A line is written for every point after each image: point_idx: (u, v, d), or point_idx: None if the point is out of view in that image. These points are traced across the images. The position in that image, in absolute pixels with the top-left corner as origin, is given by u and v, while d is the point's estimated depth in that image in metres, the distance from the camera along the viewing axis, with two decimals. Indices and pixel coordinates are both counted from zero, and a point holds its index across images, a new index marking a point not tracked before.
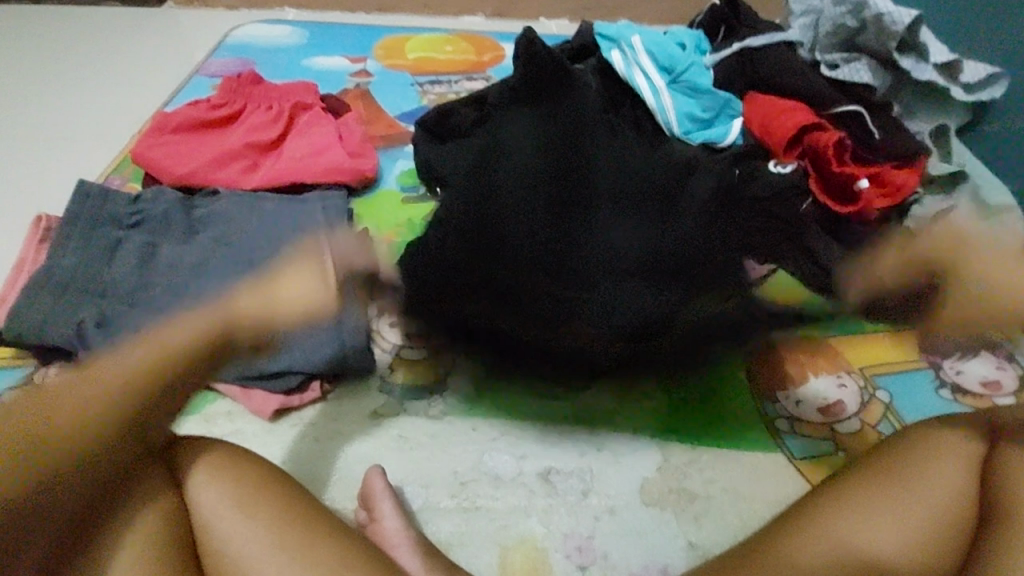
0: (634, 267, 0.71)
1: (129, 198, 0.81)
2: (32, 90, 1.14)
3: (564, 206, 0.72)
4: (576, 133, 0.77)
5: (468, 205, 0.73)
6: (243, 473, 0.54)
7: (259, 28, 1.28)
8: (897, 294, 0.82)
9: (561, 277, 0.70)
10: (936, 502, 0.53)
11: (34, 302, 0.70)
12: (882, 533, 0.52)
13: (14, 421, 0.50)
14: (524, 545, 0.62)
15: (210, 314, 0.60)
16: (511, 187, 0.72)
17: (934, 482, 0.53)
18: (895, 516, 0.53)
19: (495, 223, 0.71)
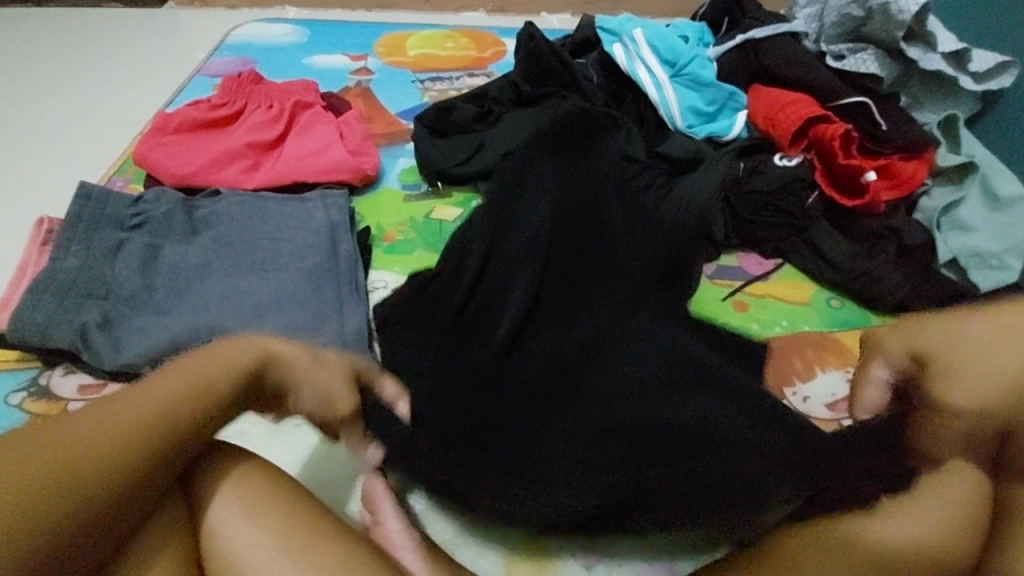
0: (621, 293, 0.76)
1: (131, 199, 0.81)
2: (35, 92, 1.14)
3: (566, 256, 0.78)
4: (569, 181, 0.84)
5: (476, 259, 0.77)
6: (253, 489, 0.51)
7: (259, 27, 1.28)
8: (905, 289, 0.80)
9: (573, 327, 0.73)
10: (948, 502, 0.52)
11: (37, 304, 0.70)
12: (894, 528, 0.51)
13: (24, 446, 0.43)
14: (529, 545, 0.61)
15: (247, 359, 0.53)
16: (508, 258, 0.77)
17: (947, 484, 0.53)
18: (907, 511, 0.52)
19: (497, 287, 0.75)
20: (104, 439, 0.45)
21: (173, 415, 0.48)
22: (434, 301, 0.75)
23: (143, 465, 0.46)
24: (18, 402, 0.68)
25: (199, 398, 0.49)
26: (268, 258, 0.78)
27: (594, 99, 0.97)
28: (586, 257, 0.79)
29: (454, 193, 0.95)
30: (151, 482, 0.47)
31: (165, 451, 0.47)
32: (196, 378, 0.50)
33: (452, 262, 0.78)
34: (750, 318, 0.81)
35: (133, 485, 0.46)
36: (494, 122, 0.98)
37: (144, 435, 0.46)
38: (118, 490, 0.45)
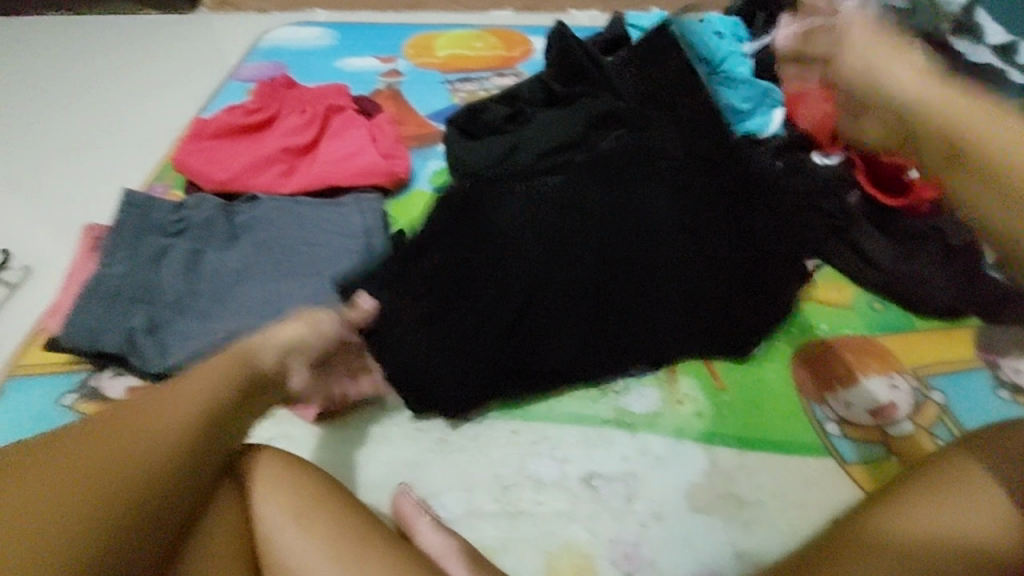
0: (664, 300, 0.76)
1: (173, 205, 0.83)
2: (76, 100, 1.17)
3: (613, 272, 0.76)
4: (609, 192, 0.82)
5: (517, 279, 0.74)
6: (303, 501, 0.53)
7: (290, 30, 1.29)
8: (950, 292, 0.78)
9: (613, 348, 0.74)
10: (982, 516, 0.52)
11: (87, 309, 0.72)
12: (935, 528, 0.52)
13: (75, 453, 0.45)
14: (569, 550, 0.62)
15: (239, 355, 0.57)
16: (547, 275, 0.75)
17: (986, 502, 0.53)
18: (947, 514, 0.53)
19: (538, 309, 0.73)
20: (123, 441, 0.46)
21: (189, 414, 0.49)
22: (466, 318, 0.72)
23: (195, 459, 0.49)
24: (72, 404, 0.71)
25: (205, 399, 0.51)
26: (305, 263, 0.79)
27: (627, 97, 0.96)
28: (636, 263, 0.77)
29: None
30: (173, 483, 0.46)
31: (185, 449, 0.48)
32: (202, 383, 0.52)
33: (489, 283, 0.74)
34: (788, 321, 0.80)
35: (158, 486, 0.46)
36: (524, 122, 0.97)
37: (158, 434, 0.47)
38: (176, 484, 0.47)
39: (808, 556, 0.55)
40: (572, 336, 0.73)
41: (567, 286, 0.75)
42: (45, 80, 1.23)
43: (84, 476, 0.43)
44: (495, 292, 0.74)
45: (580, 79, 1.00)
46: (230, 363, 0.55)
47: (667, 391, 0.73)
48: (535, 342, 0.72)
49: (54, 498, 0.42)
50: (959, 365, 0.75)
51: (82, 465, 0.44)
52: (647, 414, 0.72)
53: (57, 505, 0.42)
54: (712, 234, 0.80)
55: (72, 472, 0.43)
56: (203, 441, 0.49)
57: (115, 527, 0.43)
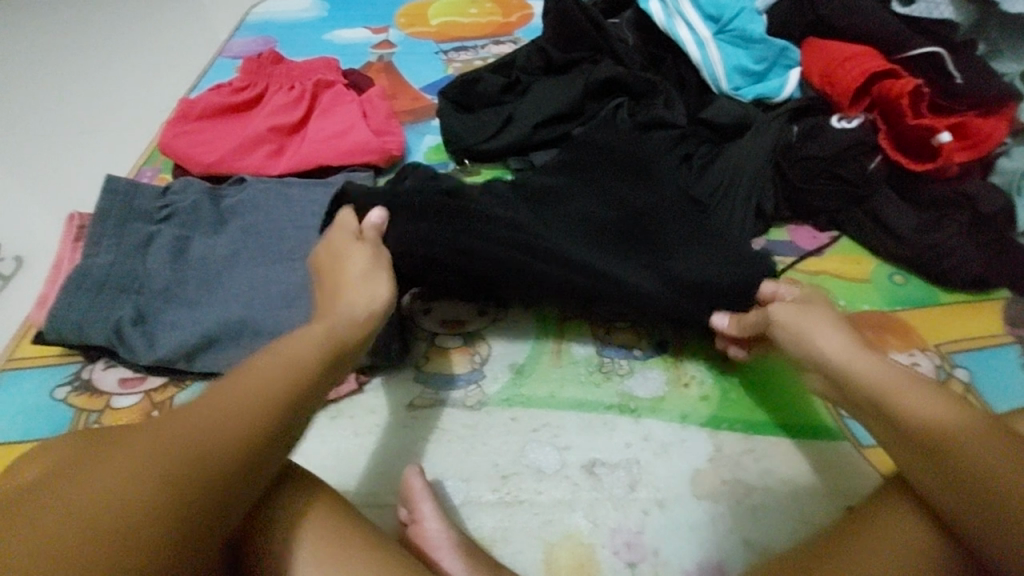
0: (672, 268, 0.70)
1: (159, 190, 0.80)
2: (61, 85, 1.14)
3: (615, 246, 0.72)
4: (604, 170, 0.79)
5: None
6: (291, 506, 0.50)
7: (279, 2, 1.24)
8: (978, 262, 0.74)
9: (617, 329, 0.69)
10: (901, 525, 0.50)
11: (73, 301, 0.70)
12: (892, 530, 0.50)
13: (154, 429, 0.43)
14: (569, 540, 0.60)
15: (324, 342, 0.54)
16: None
17: (911, 514, 0.51)
18: (886, 531, 0.50)
19: (542, 276, 0.69)
20: (184, 450, 0.42)
21: (246, 432, 0.45)
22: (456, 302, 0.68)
23: (261, 455, 0.45)
24: (64, 396, 0.70)
25: (284, 402, 0.48)
26: (293, 247, 0.76)
27: (629, 63, 0.92)
28: (641, 235, 0.72)
29: (483, 171, 0.91)
30: (236, 494, 0.43)
31: (218, 473, 0.42)
32: (259, 392, 0.47)
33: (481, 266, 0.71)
34: None
35: (222, 495, 0.42)
36: (522, 93, 0.92)
37: (227, 446, 0.44)
38: (239, 478, 0.43)
39: (799, 559, 0.52)
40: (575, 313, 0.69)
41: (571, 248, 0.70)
42: (29, 64, 1.19)
43: (141, 467, 0.40)
44: (498, 257, 0.68)
45: (580, 43, 0.94)
46: (314, 359, 0.52)
47: (672, 373, 0.71)
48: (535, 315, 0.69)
49: (75, 509, 0.37)
50: (983, 339, 0.72)
51: (127, 478, 0.39)
52: (651, 398, 0.69)
53: (67, 518, 0.37)
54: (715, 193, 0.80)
55: (90, 482, 0.39)
56: (255, 469, 0.45)
57: (174, 529, 0.39)
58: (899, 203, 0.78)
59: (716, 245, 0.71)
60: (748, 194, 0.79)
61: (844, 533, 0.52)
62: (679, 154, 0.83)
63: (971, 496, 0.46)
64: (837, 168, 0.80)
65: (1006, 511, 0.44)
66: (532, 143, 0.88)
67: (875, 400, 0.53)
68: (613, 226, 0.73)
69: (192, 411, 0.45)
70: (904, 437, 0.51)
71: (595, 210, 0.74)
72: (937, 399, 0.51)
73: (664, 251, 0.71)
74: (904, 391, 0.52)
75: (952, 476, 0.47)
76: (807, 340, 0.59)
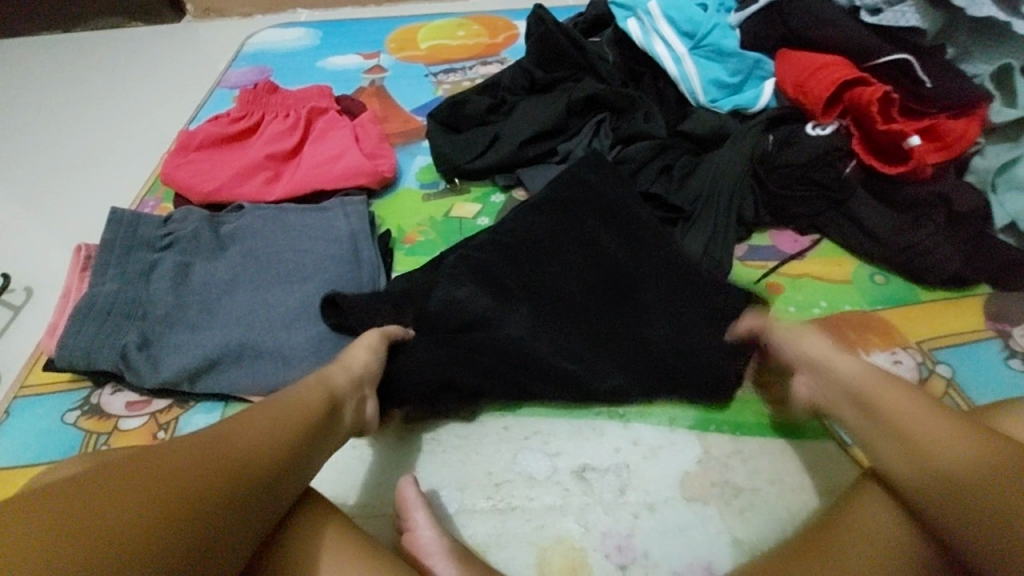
0: (653, 284, 0.75)
1: (161, 219, 0.83)
2: (66, 121, 1.18)
3: (599, 262, 0.77)
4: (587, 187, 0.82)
5: (506, 278, 0.74)
6: (299, 526, 0.54)
7: (275, 33, 1.29)
8: (956, 259, 0.75)
9: (607, 339, 0.71)
10: (882, 519, 0.52)
11: (80, 329, 0.73)
12: (871, 523, 0.52)
13: (179, 444, 0.49)
14: (561, 545, 0.61)
15: (323, 384, 0.60)
16: (537, 268, 0.76)
17: (886, 510, 0.53)
18: (865, 524, 0.52)
19: (533, 295, 0.73)
20: (204, 461, 0.48)
21: (255, 447, 0.51)
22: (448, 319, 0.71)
23: (269, 466, 0.51)
24: (73, 420, 0.73)
25: (289, 427, 0.54)
26: (292, 271, 0.80)
27: (609, 80, 0.95)
28: (627, 252, 0.77)
29: (473, 189, 0.94)
30: (245, 498, 0.48)
31: (233, 479, 0.48)
32: (268, 424, 0.53)
33: (468, 289, 0.73)
34: (785, 301, 0.78)
35: (234, 497, 0.48)
36: (508, 112, 0.95)
37: (241, 459, 0.50)
38: (249, 484, 0.49)
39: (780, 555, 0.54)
40: (563, 322, 0.72)
41: (556, 269, 0.76)
42: (37, 101, 1.24)
43: (168, 472, 0.46)
44: (489, 275, 0.74)
45: (562, 63, 0.97)
46: (314, 398, 0.58)
47: None
48: (523, 325, 0.71)
49: (111, 503, 0.43)
50: (964, 334, 0.73)
51: (157, 480, 0.45)
52: (640, 403, 0.71)
53: (106, 510, 0.42)
54: (695, 203, 0.82)
55: (126, 483, 0.44)
56: (264, 478, 0.50)
57: (192, 524, 0.44)
58: (876, 205, 0.80)
59: (690, 263, 0.77)
60: (729, 202, 0.82)
61: (827, 526, 0.54)
62: (660, 166, 0.86)
63: (941, 490, 0.48)
64: (813, 173, 0.82)
65: (984, 510, 0.45)
66: (518, 160, 0.90)
67: (873, 405, 0.55)
68: (598, 244, 0.78)
69: (212, 430, 0.51)
70: (903, 446, 0.51)
71: (583, 232, 0.79)
72: (942, 418, 0.52)
73: (647, 267, 0.76)
74: (915, 409, 0.53)
75: (943, 485, 0.48)
76: (810, 358, 0.62)
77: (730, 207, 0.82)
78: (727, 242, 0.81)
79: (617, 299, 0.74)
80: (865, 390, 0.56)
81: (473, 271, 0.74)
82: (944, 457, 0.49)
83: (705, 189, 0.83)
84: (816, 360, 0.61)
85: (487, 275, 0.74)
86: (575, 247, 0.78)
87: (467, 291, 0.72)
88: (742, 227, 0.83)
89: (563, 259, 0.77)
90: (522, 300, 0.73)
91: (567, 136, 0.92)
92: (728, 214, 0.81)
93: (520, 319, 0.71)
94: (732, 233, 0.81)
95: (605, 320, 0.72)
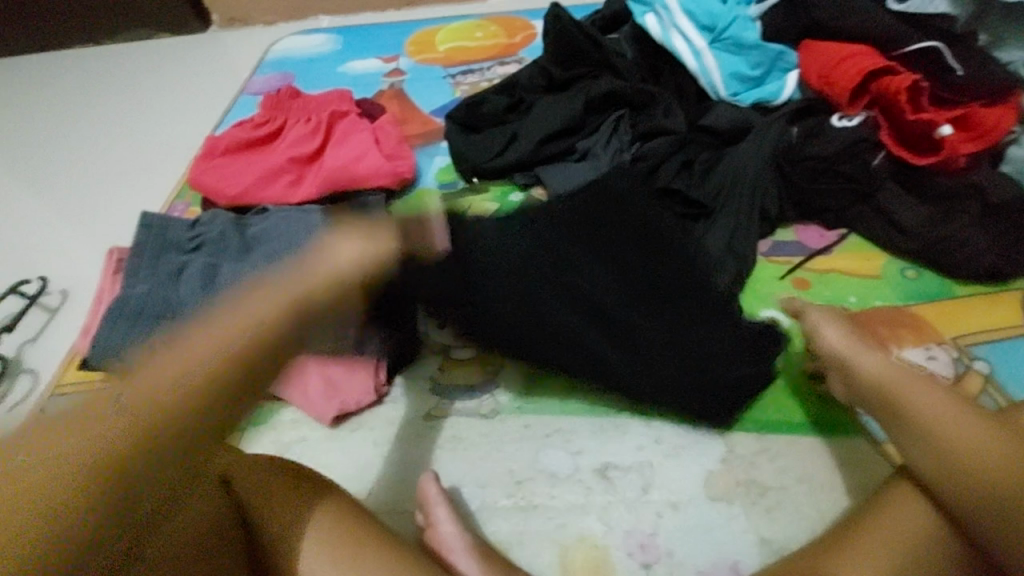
0: (647, 283, 0.73)
1: (189, 223, 0.86)
2: (100, 129, 1.22)
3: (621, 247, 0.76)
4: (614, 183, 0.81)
5: (545, 248, 0.75)
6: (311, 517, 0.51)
7: (297, 39, 1.31)
8: (992, 253, 0.73)
9: (614, 328, 0.70)
10: (913, 517, 0.51)
11: (115, 330, 0.76)
12: (903, 522, 0.51)
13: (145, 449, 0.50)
14: (584, 543, 0.61)
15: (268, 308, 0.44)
16: (575, 242, 0.76)
17: (918, 509, 0.51)
18: (897, 524, 0.51)
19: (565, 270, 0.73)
20: None
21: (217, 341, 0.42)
22: (470, 319, 0.72)
23: (204, 382, 0.41)
24: None
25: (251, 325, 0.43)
26: None
27: (628, 76, 0.94)
28: (629, 241, 0.76)
29: (491, 187, 0.93)
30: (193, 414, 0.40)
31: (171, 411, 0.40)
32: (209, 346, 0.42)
33: (499, 257, 0.74)
34: (812, 297, 0.77)
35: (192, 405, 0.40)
36: (527, 110, 0.95)
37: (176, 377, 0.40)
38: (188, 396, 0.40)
39: (806, 556, 0.53)
40: (582, 292, 0.72)
41: (589, 244, 0.76)
42: (72, 109, 1.29)
43: None
44: (534, 236, 0.76)
45: (580, 60, 0.97)
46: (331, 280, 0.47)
47: None
48: (540, 289, 0.72)
49: None
50: (1003, 329, 0.71)
51: None
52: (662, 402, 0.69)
53: None
54: (718, 200, 0.81)
55: None
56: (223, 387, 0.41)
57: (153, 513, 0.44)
58: (906, 196, 0.78)
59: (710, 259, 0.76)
60: (752, 196, 0.80)
61: (859, 526, 0.53)
62: (681, 161, 0.85)
63: (965, 486, 0.47)
64: (841, 167, 0.80)
65: (1004, 509, 0.45)
66: (537, 159, 0.90)
67: (898, 408, 0.53)
68: (621, 222, 0.78)
69: None
70: (932, 455, 0.50)
71: (606, 201, 0.79)
72: (980, 424, 0.49)
73: (643, 259, 0.75)
74: (953, 416, 0.50)
75: (978, 494, 0.46)
76: (842, 357, 0.60)
77: (753, 202, 0.80)
78: (750, 237, 0.79)
79: (634, 285, 0.73)
80: (894, 392, 0.54)
81: (515, 233, 0.77)
82: (980, 467, 0.47)
83: (726, 185, 0.81)
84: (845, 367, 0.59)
85: (528, 241, 0.76)
86: (610, 222, 0.78)
87: (505, 243, 0.75)
88: (766, 222, 0.82)
89: (597, 230, 0.77)
90: (551, 267, 0.73)
91: (585, 134, 0.91)
92: (752, 209, 0.80)
93: (540, 283, 0.72)
94: (755, 229, 0.80)
95: (622, 302, 0.71)
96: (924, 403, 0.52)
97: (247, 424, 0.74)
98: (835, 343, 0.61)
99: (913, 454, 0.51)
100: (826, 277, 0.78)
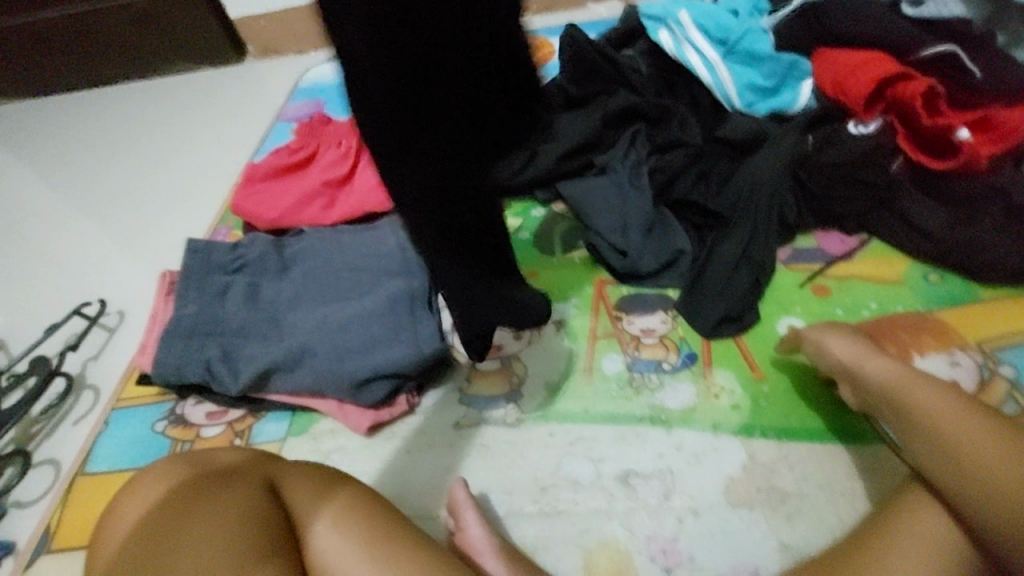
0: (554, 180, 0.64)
1: (230, 245, 0.91)
2: (149, 158, 1.32)
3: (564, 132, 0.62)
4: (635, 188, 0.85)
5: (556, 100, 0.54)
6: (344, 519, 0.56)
7: (326, 66, 1.38)
8: (1019, 253, 0.72)
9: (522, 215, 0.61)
10: (930, 525, 0.52)
11: (168, 348, 0.81)
12: (921, 529, 0.52)
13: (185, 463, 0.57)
14: (606, 548, 0.63)
15: None
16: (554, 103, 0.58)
17: (936, 517, 0.52)
18: (916, 531, 0.52)
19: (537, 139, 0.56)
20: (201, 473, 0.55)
21: None
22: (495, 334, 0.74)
23: None
24: (163, 429, 0.82)
25: None
26: (351, 288, 0.83)
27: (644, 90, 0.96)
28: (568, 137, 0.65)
29: (512, 204, 0.95)
30: None
31: None
32: None
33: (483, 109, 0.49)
34: (831, 304, 0.77)
35: None
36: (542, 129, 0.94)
37: None
38: None
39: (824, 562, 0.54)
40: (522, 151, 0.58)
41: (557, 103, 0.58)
42: (123, 140, 1.39)
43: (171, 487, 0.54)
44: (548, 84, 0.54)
45: (593, 79, 0.98)
46: None
47: (702, 385, 0.72)
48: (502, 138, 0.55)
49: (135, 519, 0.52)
50: None
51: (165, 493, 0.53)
52: (682, 410, 0.71)
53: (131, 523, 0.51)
54: (737, 210, 0.81)
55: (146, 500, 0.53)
56: None
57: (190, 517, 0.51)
58: (927, 203, 0.78)
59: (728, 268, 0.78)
60: (771, 205, 0.80)
61: (876, 535, 0.54)
62: (696, 172, 0.86)
63: (970, 485, 0.49)
64: (861, 174, 0.80)
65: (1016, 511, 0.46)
66: (555, 177, 0.90)
67: (904, 414, 0.55)
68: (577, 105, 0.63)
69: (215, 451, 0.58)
70: (941, 459, 0.51)
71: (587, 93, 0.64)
72: (987, 427, 0.51)
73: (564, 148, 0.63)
74: (961, 421, 0.52)
75: (990, 497, 0.47)
76: (852, 365, 0.61)
77: (772, 210, 0.80)
78: (769, 246, 0.79)
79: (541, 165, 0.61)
80: (902, 401, 0.56)
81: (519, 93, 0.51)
82: (990, 469, 0.48)
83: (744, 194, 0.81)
84: (857, 376, 0.61)
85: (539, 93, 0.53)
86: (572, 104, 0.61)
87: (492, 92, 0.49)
88: (785, 229, 0.82)
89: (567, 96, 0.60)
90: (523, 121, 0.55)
91: (603, 150, 0.91)
92: (772, 218, 0.80)
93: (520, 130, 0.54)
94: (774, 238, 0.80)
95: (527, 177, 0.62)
96: (935, 410, 0.53)
97: (288, 435, 0.79)
98: (840, 351, 0.63)
99: (927, 461, 0.52)
100: (847, 284, 0.78)
